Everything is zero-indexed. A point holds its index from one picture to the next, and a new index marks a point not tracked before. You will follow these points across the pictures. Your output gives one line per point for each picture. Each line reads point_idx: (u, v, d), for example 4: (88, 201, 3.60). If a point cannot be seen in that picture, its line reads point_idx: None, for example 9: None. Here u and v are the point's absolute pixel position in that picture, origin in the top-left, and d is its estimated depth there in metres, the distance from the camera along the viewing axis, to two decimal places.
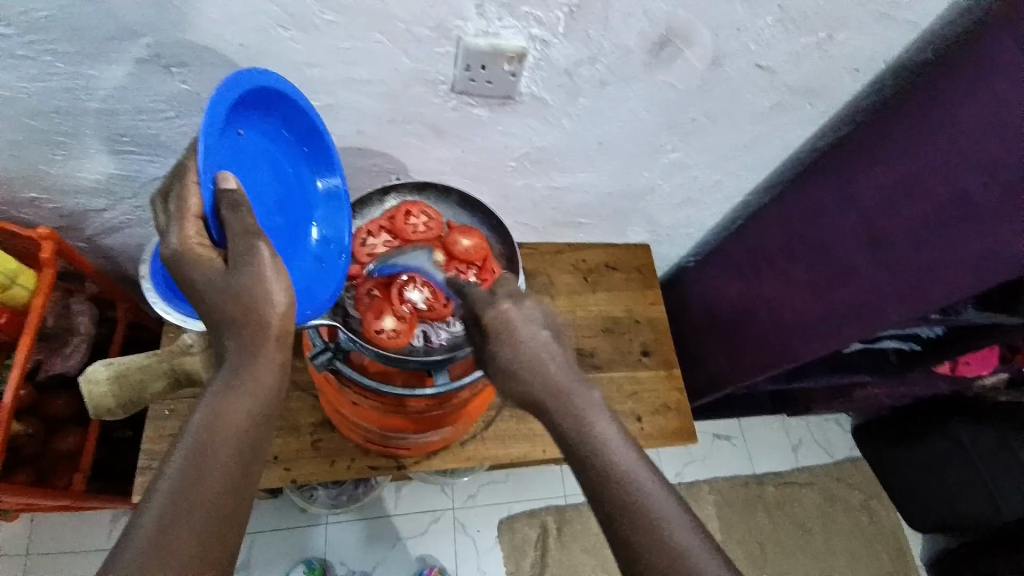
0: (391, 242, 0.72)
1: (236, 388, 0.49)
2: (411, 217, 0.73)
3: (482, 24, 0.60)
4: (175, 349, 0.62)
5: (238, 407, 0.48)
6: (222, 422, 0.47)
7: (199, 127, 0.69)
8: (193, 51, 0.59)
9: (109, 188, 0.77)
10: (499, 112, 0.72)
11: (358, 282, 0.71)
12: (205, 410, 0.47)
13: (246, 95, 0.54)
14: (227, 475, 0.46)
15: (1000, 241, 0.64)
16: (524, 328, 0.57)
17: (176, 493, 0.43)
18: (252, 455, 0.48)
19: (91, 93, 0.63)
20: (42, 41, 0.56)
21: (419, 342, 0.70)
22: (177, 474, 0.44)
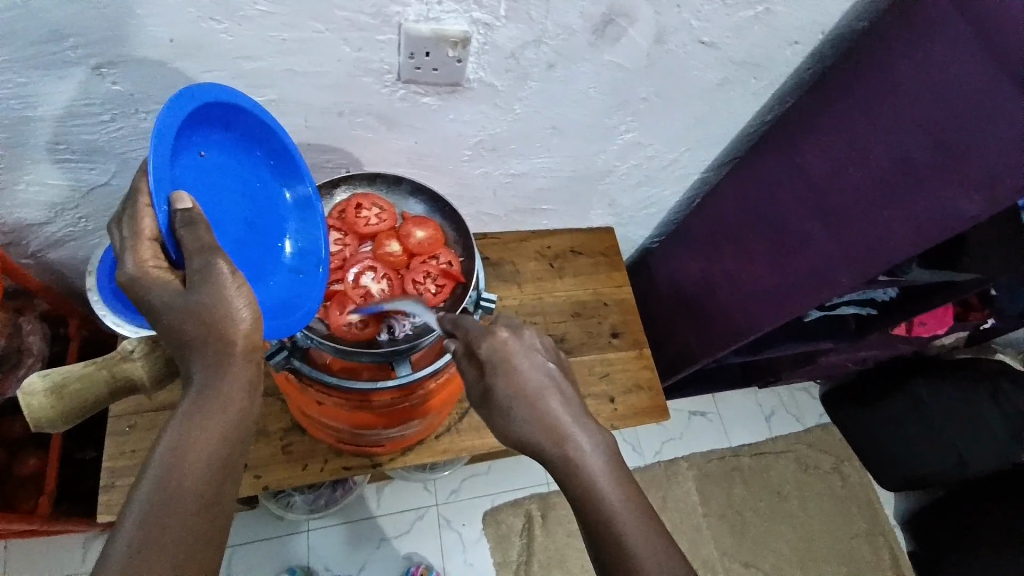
0: (344, 237, 0.72)
1: (205, 402, 0.46)
2: (362, 209, 0.72)
3: (423, 9, 0.59)
4: (115, 355, 0.57)
5: (207, 427, 0.45)
6: (194, 438, 0.45)
7: (139, 130, 0.67)
8: (120, 46, 0.57)
9: (48, 200, 0.74)
10: (450, 99, 0.71)
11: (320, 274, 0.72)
12: (176, 428, 0.45)
13: (195, 112, 0.52)
14: (203, 496, 0.44)
15: (941, 199, 0.68)
16: (524, 356, 0.54)
17: (151, 517, 0.42)
18: (229, 472, 0.46)
19: (17, 99, 0.60)
20: None
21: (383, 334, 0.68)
22: (150, 498, 0.42)
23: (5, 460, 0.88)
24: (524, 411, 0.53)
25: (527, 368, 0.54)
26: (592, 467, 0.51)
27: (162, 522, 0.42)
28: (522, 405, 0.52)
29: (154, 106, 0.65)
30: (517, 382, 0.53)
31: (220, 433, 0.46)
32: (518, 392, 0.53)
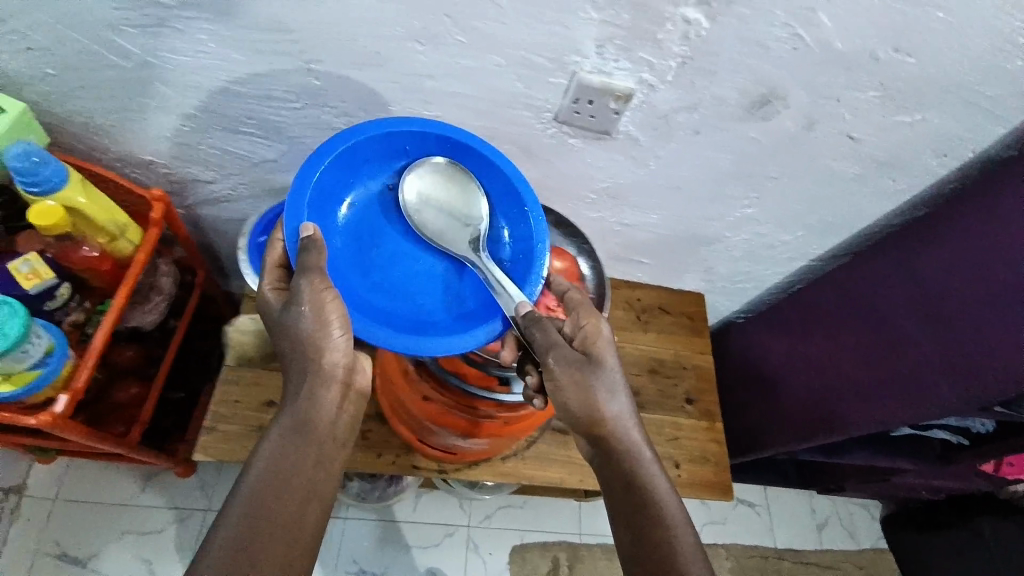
0: None
1: (299, 411, 0.62)
2: None
3: (599, 62, 0.64)
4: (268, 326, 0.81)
5: (304, 442, 0.61)
6: (286, 440, 0.60)
7: (319, 120, 0.75)
8: (331, 49, 0.65)
9: (220, 163, 0.83)
10: (592, 144, 0.76)
11: None
12: (276, 433, 0.61)
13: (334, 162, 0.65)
14: (289, 488, 0.58)
15: None
16: (609, 348, 0.65)
17: (254, 500, 0.57)
18: (318, 471, 0.61)
19: (230, 74, 0.68)
20: (198, 21, 0.61)
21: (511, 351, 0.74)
22: (257, 484, 0.58)
23: (111, 382, 0.96)
24: (601, 393, 0.64)
25: (608, 360, 0.65)
26: (646, 460, 0.65)
27: (262, 505, 0.57)
28: (602, 392, 0.64)
29: (339, 103, 0.72)
30: (604, 367, 0.64)
31: (305, 438, 0.61)
32: (602, 377, 0.64)
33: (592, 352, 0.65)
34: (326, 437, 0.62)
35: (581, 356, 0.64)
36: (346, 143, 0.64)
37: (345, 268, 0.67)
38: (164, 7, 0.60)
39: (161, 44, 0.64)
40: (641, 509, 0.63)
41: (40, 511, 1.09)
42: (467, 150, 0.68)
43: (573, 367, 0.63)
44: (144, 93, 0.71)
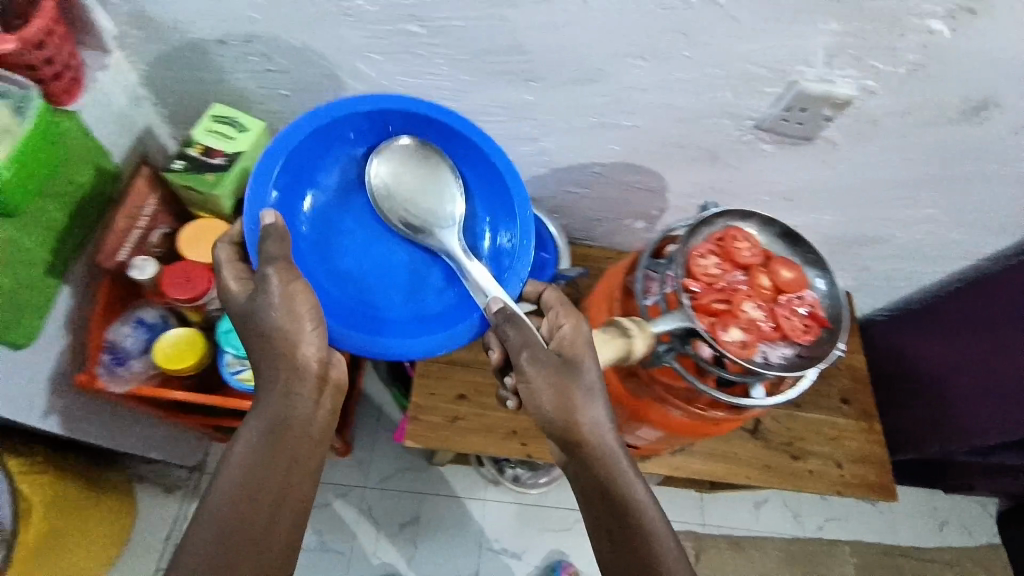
0: (722, 265, 0.62)
1: (277, 405, 0.59)
2: (738, 239, 0.63)
3: (823, 71, 0.64)
4: None
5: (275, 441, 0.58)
6: (266, 436, 0.57)
7: (519, 130, 0.79)
8: (553, 66, 0.68)
9: None
10: (787, 150, 0.76)
11: (699, 294, 0.60)
12: (246, 434, 0.58)
13: (299, 149, 0.65)
14: (262, 480, 0.56)
15: None
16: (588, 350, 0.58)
17: (238, 491, 0.55)
18: (299, 463, 0.59)
19: (450, 93, 0.73)
20: (440, 45, 0.66)
21: (760, 359, 0.58)
22: (228, 477, 0.56)
23: None
24: (581, 396, 0.56)
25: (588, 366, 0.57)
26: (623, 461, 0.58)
27: (235, 495, 0.55)
28: (582, 396, 0.56)
29: (541, 115, 0.76)
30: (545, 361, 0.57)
31: (289, 432, 0.58)
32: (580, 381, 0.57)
33: (570, 357, 0.58)
34: (301, 429, 0.59)
35: (558, 359, 0.57)
36: (307, 129, 0.64)
37: (320, 254, 0.69)
38: (410, 32, 0.65)
39: (392, 65, 0.69)
40: (621, 517, 0.57)
41: None
42: (462, 139, 0.69)
43: (545, 368, 0.56)
44: None
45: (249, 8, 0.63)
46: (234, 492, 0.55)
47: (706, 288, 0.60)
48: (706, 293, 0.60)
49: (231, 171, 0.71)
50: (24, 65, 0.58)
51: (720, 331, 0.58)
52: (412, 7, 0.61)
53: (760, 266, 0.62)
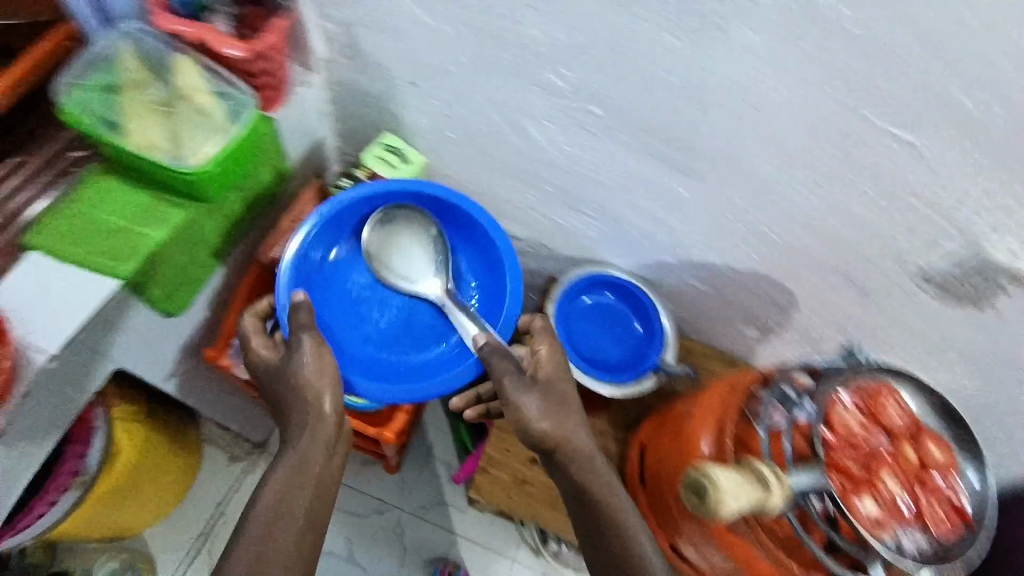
0: (866, 424, 0.60)
1: (303, 445, 0.63)
2: (890, 402, 0.61)
3: (1017, 246, 0.59)
4: None
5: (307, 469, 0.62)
6: (292, 474, 0.61)
7: (661, 218, 0.78)
8: (719, 170, 0.67)
9: (540, 227, 0.92)
10: (948, 308, 0.70)
11: (836, 448, 0.59)
12: (282, 459, 0.62)
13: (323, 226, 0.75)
14: (288, 518, 0.59)
15: None
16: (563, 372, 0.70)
17: (266, 528, 0.57)
18: (315, 512, 0.61)
19: (605, 171, 0.74)
20: (613, 128, 0.67)
21: (890, 539, 0.56)
22: (257, 517, 0.58)
23: None
24: (562, 414, 0.66)
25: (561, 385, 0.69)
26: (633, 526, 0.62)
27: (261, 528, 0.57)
28: (563, 417, 0.66)
29: (689, 210, 0.75)
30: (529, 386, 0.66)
31: (306, 473, 0.61)
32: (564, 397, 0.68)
33: (544, 377, 0.69)
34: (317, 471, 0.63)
35: (538, 380, 0.68)
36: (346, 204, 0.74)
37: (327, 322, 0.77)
38: (588, 111, 0.67)
39: (559, 135, 0.72)
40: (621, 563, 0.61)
41: None
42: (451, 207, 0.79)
43: (528, 388, 0.66)
44: (516, 167, 0.80)
45: (446, 60, 0.68)
46: (264, 530, 0.57)
47: (843, 444, 0.59)
48: (844, 449, 0.59)
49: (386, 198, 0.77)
50: (246, 72, 0.64)
51: (855, 500, 0.56)
52: (598, 91, 0.64)
53: (907, 437, 0.60)
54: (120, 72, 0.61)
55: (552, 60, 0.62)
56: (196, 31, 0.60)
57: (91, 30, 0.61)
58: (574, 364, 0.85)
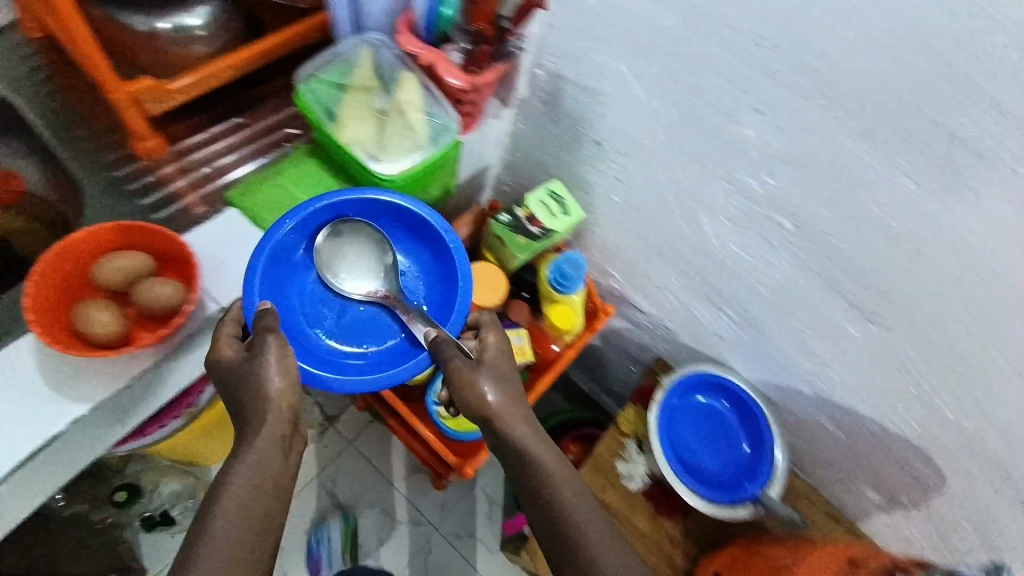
0: None
1: (259, 446, 0.52)
2: None
3: None
4: (621, 449, 0.89)
5: (266, 469, 0.52)
6: (253, 477, 0.51)
7: (813, 348, 0.73)
8: (905, 324, 0.61)
9: (671, 309, 0.88)
10: None
11: None
12: (242, 462, 0.52)
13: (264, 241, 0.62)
14: (253, 527, 0.50)
15: None
16: (493, 353, 0.62)
17: (232, 534, 0.49)
18: (265, 534, 0.51)
19: (768, 283, 0.70)
20: (797, 246, 0.64)
21: None
22: (219, 523, 0.49)
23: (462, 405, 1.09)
24: (511, 395, 0.59)
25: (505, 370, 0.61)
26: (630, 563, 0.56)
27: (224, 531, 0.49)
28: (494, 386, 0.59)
29: (847, 350, 0.69)
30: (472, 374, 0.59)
31: (267, 475, 0.52)
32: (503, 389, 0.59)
33: (492, 365, 0.61)
34: (264, 478, 0.52)
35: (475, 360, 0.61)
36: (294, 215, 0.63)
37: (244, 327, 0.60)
38: (776, 223, 0.64)
39: (733, 235, 0.69)
40: None
41: (336, 445, 1.26)
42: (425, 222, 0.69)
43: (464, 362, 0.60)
44: (672, 249, 0.78)
45: (642, 134, 0.68)
46: (231, 533, 0.49)
47: None
48: None
49: (539, 241, 0.77)
50: (455, 98, 0.67)
51: None
52: (797, 208, 0.61)
53: None
54: (354, 74, 0.66)
55: (758, 166, 0.60)
56: (432, 58, 0.64)
57: (343, 33, 0.67)
58: (668, 461, 0.80)
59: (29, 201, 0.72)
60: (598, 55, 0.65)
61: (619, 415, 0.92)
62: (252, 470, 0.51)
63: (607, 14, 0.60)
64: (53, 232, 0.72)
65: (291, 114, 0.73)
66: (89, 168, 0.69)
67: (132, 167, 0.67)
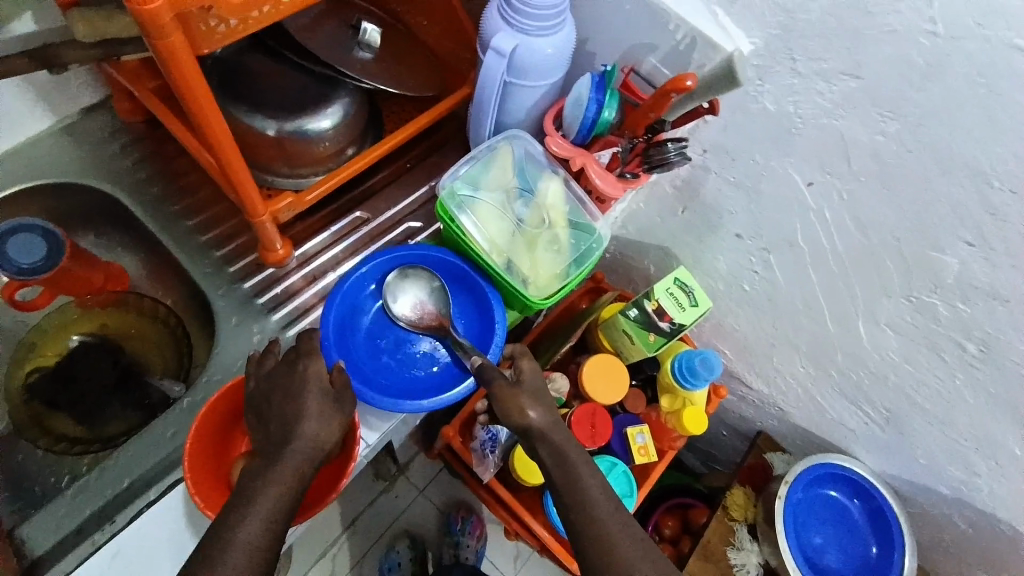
0: None
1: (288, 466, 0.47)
2: None
3: None
4: (732, 538, 0.86)
5: (288, 475, 0.47)
6: (282, 488, 0.47)
7: (963, 455, 0.68)
8: None
9: (786, 392, 0.83)
10: None
11: None
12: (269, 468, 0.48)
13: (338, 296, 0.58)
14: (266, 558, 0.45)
15: None
16: (527, 372, 0.56)
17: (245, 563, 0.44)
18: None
19: (923, 391, 0.66)
20: (974, 365, 0.59)
21: None
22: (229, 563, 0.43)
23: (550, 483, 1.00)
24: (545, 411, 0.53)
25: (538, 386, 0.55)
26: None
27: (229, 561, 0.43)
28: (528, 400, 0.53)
29: (1006, 467, 0.64)
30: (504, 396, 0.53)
31: (296, 486, 0.47)
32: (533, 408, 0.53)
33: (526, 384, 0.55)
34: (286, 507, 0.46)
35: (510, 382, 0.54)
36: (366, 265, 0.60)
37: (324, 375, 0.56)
38: (957, 343, 0.58)
39: (897, 345, 0.64)
40: None
41: (408, 492, 1.17)
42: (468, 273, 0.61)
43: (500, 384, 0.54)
44: (807, 340, 0.73)
45: (802, 237, 0.62)
46: (248, 551, 0.44)
47: None
48: None
49: (670, 335, 0.72)
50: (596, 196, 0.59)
51: None
52: (988, 334, 0.55)
53: None
54: (492, 179, 0.61)
55: (952, 290, 0.54)
56: (579, 158, 0.58)
57: (481, 133, 0.61)
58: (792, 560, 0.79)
59: (135, 298, 0.68)
60: (765, 158, 0.59)
61: (724, 496, 0.89)
62: (279, 494, 0.46)
63: (793, 122, 0.54)
64: (164, 333, 0.68)
65: (407, 208, 0.70)
66: (211, 279, 0.63)
67: (260, 277, 0.63)
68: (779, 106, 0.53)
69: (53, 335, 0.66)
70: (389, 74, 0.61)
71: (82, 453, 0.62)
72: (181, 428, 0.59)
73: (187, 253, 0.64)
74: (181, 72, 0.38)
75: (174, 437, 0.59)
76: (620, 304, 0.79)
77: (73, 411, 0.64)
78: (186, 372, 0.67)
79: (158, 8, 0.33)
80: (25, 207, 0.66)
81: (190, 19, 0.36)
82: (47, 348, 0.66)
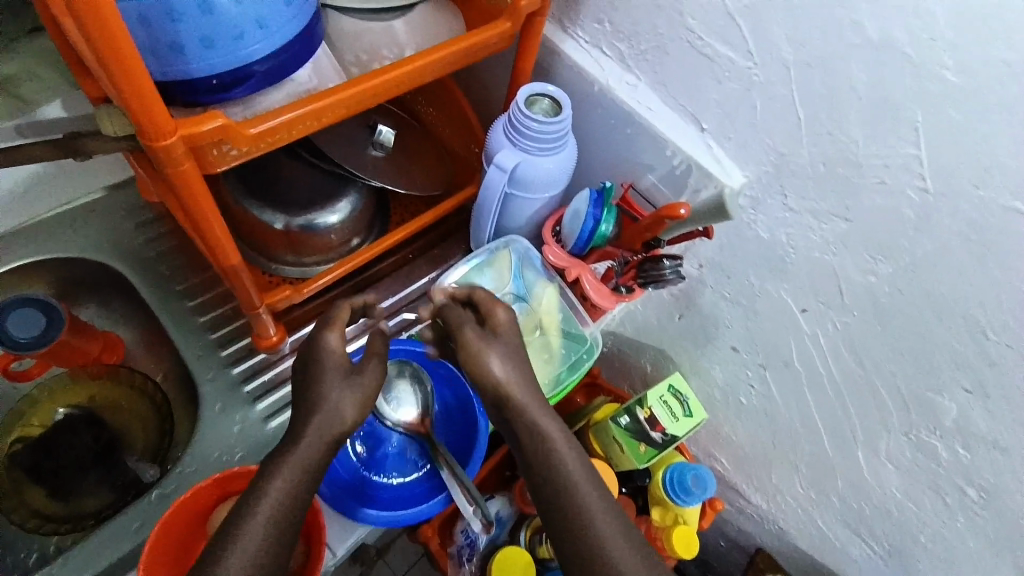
0: None
1: (291, 475, 0.43)
2: None
3: None
4: None
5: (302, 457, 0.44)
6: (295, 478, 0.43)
7: None
8: None
9: (786, 512, 0.79)
10: None
11: None
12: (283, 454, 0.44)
13: None
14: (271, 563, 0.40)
15: None
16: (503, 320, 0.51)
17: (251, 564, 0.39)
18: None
19: (925, 530, 0.62)
20: (976, 510, 0.55)
21: None
22: None
23: None
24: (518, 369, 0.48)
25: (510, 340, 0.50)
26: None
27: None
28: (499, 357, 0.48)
29: None
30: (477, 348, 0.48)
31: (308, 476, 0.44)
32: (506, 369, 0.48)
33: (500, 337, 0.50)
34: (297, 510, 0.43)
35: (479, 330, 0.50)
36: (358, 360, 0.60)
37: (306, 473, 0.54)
38: (957, 487, 0.56)
39: (899, 480, 0.61)
40: None
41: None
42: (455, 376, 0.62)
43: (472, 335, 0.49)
44: (806, 461, 0.70)
45: (799, 360, 0.61)
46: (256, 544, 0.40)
47: None
48: None
49: (662, 446, 0.70)
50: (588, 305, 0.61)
51: None
52: (988, 482, 0.52)
53: None
54: (490, 282, 0.62)
55: (951, 432, 0.53)
56: (574, 269, 0.59)
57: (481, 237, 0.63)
58: None
59: (126, 372, 0.67)
60: (761, 281, 0.59)
61: None
62: None
63: (787, 252, 0.54)
64: (149, 409, 0.67)
65: (406, 298, 0.72)
66: (202, 361, 0.64)
67: (250, 362, 0.65)
68: (774, 236, 0.54)
69: (41, 405, 0.65)
70: (398, 172, 0.62)
71: (51, 533, 0.60)
72: (146, 522, 0.57)
73: (185, 333, 0.66)
74: (190, 194, 0.40)
75: (138, 531, 0.57)
76: (614, 405, 0.77)
77: (46, 484, 0.62)
78: (166, 453, 0.66)
79: (173, 143, 0.36)
80: (38, 278, 0.68)
81: (204, 148, 0.39)
82: (30, 417, 0.64)
